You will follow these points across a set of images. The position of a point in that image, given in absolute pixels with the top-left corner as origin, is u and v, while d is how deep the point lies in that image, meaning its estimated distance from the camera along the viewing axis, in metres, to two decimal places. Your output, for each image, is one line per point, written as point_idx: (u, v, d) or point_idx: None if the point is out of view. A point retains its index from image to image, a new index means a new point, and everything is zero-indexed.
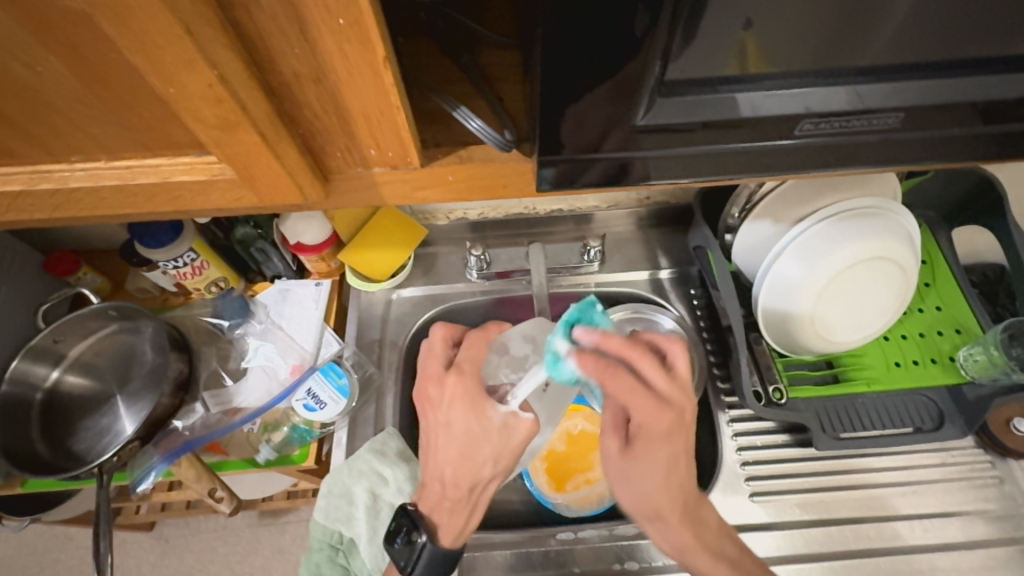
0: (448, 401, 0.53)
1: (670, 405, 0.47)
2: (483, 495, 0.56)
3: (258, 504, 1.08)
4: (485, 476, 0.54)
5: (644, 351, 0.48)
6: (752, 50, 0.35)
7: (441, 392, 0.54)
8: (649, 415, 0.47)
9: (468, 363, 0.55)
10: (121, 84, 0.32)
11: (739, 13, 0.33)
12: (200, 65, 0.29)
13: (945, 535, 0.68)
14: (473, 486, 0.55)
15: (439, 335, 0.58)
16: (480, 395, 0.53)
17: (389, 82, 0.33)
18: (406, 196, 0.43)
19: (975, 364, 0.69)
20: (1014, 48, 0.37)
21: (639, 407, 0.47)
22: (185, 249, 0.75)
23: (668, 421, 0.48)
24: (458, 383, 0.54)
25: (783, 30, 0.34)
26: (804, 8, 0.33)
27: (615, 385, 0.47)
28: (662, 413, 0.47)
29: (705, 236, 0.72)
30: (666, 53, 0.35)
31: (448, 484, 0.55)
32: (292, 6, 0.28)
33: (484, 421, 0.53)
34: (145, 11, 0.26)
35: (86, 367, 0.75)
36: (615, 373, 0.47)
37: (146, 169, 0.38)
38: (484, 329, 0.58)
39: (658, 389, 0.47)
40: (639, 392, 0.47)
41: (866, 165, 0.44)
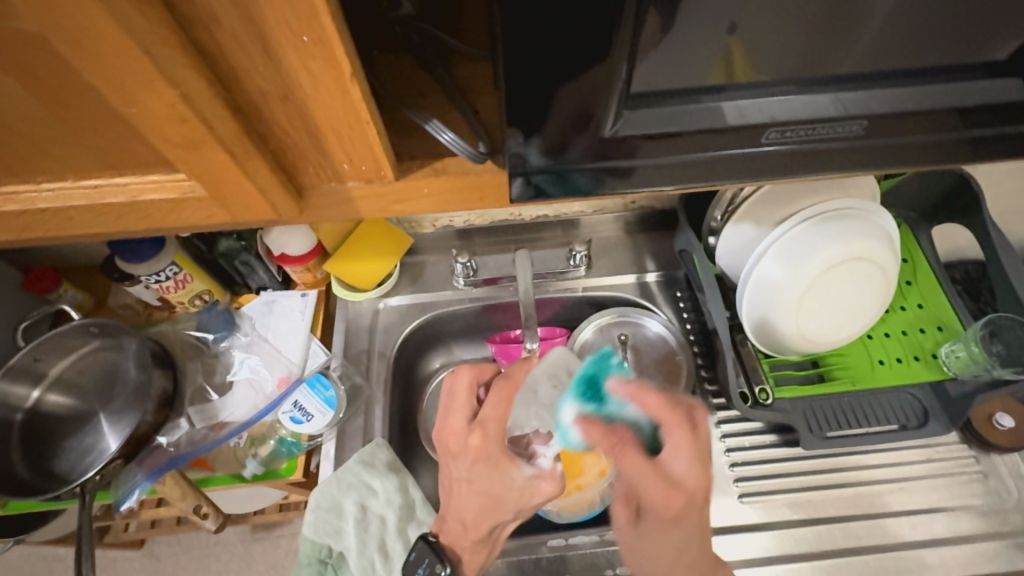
0: (471, 458, 0.56)
1: (682, 489, 0.50)
2: (503, 533, 0.60)
3: (249, 518, 1.06)
4: (506, 517, 0.58)
5: (680, 419, 0.51)
6: (737, 57, 0.36)
7: (463, 447, 0.57)
8: (659, 496, 0.50)
9: (491, 422, 0.56)
10: (84, 105, 0.32)
11: (723, 17, 0.33)
12: (161, 85, 0.28)
13: (933, 531, 0.68)
14: (495, 528, 0.59)
15: (464, 382, 0.58)
16: (500, 452, 0.57)
17: (358, 98, 0.33)
18: (383, 210, 0.43)
19: (956, 360, 0.71)
20: (975, 55, 0.38)
21: (649, 488, 0.51)
22: (167, 263, 0.74)
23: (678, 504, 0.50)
24: (481, 444, 0.56)
25: (761, 34, 0.35)
26: (783, 11, 0.33)
27: (628, 463, 0.52)
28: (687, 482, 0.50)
29: (689, 240, 0.73)
30: (631, 56, 0.34)
31: (468, 527, 0.58)
32: (254, 26, 0.28)
33: (506, 478, 0.57)
34: (102, 33, 0.26)
35: (68, 386, 0.74)
36: (620, 450, 0.52)
37: (114, 189, 0.38)
38: (512, 377, 0.58)
39: (674, 472, 0.51)
40: (653, 472, 0.50)
41: (842, 171, 0.44)
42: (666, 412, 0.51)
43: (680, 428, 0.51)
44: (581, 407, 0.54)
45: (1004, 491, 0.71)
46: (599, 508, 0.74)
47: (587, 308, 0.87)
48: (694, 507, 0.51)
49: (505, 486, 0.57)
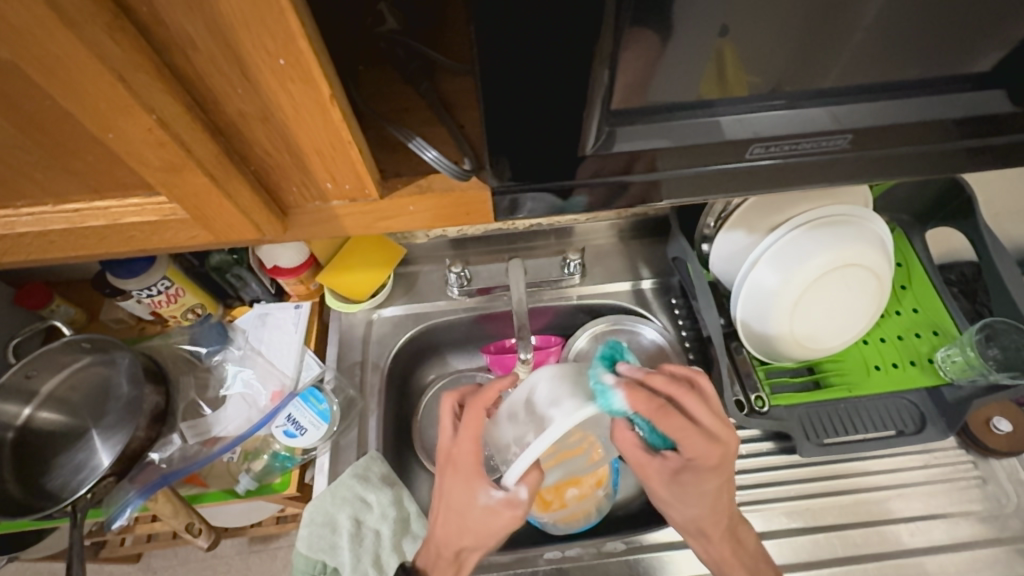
0: (445, 477, 0.57)
1: (717, 440, 0.52)
2: (468, 561, 0.58)
3: (247, 531, 1.05)
4: (466, 544, 0.57)
5: (685, 388, 0.53)
6: (730, 57, 0.35)
7: (442, 467, 0.58)
8: (702, 451, 0.52)
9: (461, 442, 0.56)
10: (61, 130, 0.32)
11: (715, 19, 0.32)
12: (136, 110, 0.28)
13: (933, 538, 0.68)
14: (460, 552, 0.58)
15: (447, 405, 0.60)
16: (471, 473, 0.55)
17: (338, 118, 0.33)
18: (369, 227, 0.43)
19: (953, 365, 0.70)
20: (960, 68, 0.38)
21: (693, 445, 0.51)
22: (158, 278, 0.73)
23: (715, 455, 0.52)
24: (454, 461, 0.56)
25: (752, 39, 0.34)
26: (770, 24, 0.33)
27: (669, 423, 0.51)
28: (712, 448, 0.52)
29: (682, 247, 0.74)
30: (613, 59, 0.33)
31: (439, 543, 0.59)
32: (231, 50, 0.28)
33: (472, 499, 0.55)
34: (73, 60, 0.25)
35: (60, 403, 0.73)
36: (665, 414, 0.50)
37: (95, 213, 0.37)
38: (483, 397, 0.56)
39: (702, 424, 0.52)
40: (692, 428, 0.51)
41: (830, 182, 0.44)
42: (671, 385, 0.53)
43: (688, 394, 0.53)
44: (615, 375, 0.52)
45: (1003, 496, 0.70)
46: (594, 520, 0.73)
47: (582, 316, 0.87)
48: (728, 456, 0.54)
49: (468, 506, 0.55)
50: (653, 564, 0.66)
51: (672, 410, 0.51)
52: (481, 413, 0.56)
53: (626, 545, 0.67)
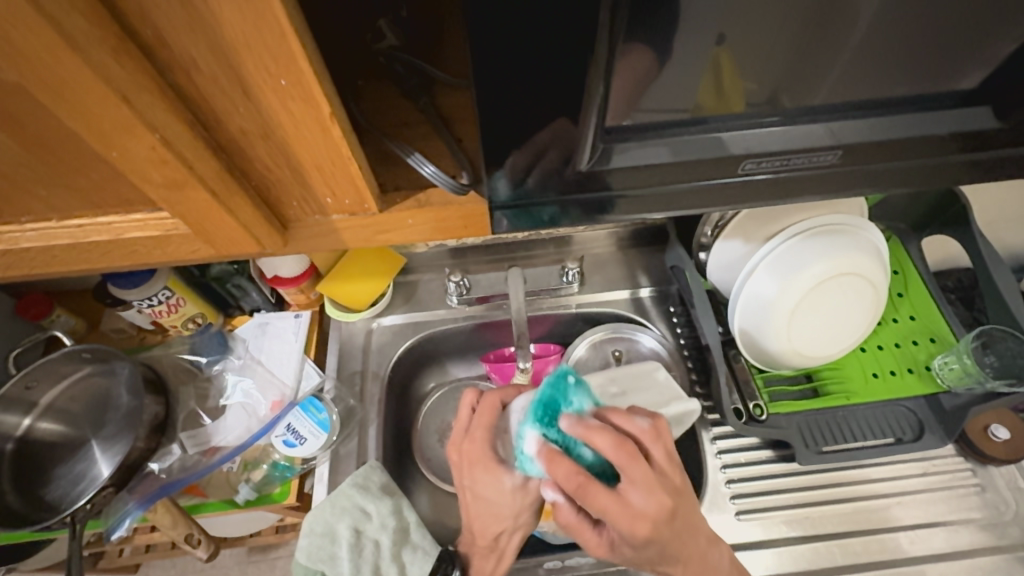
0: (468, 465, 0.58)
1: (643, 518, 0.48)
2: (507, 546, 0.62)
3: (245, 541, 1.05)
4: (506, 527, 0.60)
5: (632, 452, 0.48)
6: (727, 65, 0.35)
7: (461, 457, 0.59)
8: (625, 526, 0.48)
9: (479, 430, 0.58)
10: (66, 149, 0.33)
11: (711, 28, 0.33)
12: (141, 130, 0.29)
13: (933, 546, 0.68)
14: (498, 538, 0.61)
15: (465, 402, 0.62)
16: (488, 459, 0.57)
17: (338, 135, 0.33)
18: (368, 240, 0.43)
19: (950, 372, 0.70)
20: (946, 85, 0.39)
21: (615, 519, 0.48)
22: (159, 288, 0.74)
23: (644, 532, 0.48)
24: (471, 449, 0.58)
25: (749, 49, 0.35)
26: (760, 42, 0.34)
27: (592, 498, 0.48)
28: (638, 523, 0.48)
29: (680, 255, 0.74)
30: (608, 71, 0.34)
31: (476, 536, 0.62)
32: (232, 70, 0.29)
33: (497, 484, 0.57)
34: (79, 83, 0.26)
35: (59, 413, 0.73)
36: (585, 485, 0.48)
37: (98, 227, 0.38)
38: (489, 401, 0.60)
39: (633, 502, 0.48)
40: (614, 506, 0.48)
41: (822, 194, 0.45)
42: (613, 453, 0.48)
43: (625, 457, 0.48)
44: (543, 433, 0.53)
45: (1002, 504, 0.70)
46: None
47: (581, 325, 0.87)
48: (670, 529, 0.49)
49: (499, 492, 0.57)
50: None
51: (595, 486, 0.48)
52: (495, 404, 0.59)
53: None
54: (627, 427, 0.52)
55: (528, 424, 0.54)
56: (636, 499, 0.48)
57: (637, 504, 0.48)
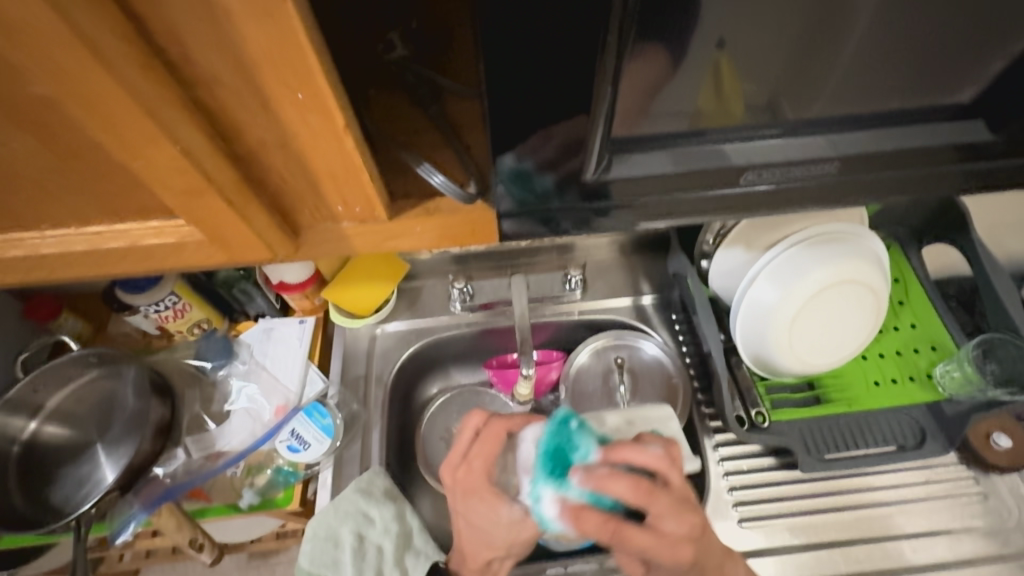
0: (461, 492, 0.58)
1: (682, 542, 0.52)
2: (500, 568, 0.62)
3: (247, 546, 1.05)
4: (500, 554, 0.60)
5: (653, 492, 0.51)
6: (726, 70, 0.36)
7: (455, 481, 0.59)
8: (670, 554, 0.52)
9: (479, 458, 0.58)
10: (88, 158, 0.33)
11: (712, 33, 0.34)
12: (163, 141, 0.30)
13: (936, 554, 0.68)
14: (490, 562, 0.61)
15: (470, 423, 0.60)
16: (486, 489, 0.58)
17: (351, 146, 0.34)
18: (377, 247, 0.44)
19: (952, 380, 0.71)
20: (939, 98, 0.40)
21: (658, 552, 0.52)
22: (166, 292, 0.75)
23: (687, 554, 0.52)
24: (468, 476, 0.58)
25: (748, 55, 0.36)
26: (757, 47, 0.35)
27: (627, 541, 0.52)
28: (683, 548, 0.52)
29: (682, 263, 0.75)
30: (616, 77, 0.34)
31: (467, 557, 0.61)
32: (254, 84, 0.30)
33: (493, 514, 0.57)
34: (107, 97, 0.27)
35: (65, 416, 0.74)
36: (616, 528, 0.52)
37: (115, 234, 0.39)
38: (496, 424, 0.60)
39: (667, 533, 0.51)
40: (652, 543, 0.51)
41: (821, 205, 0.46)
42: (634, 495, 0.51)
43: (653, 494, 0.51)
44: (557, 488, 0.55)
45: (1005, 512, 0.70)
46: None
47: (583, 331, 0.88)
48: (701, 548, 0.53)
49: (493, 523, 0.58)
50: None
51: (628, 529, 0.52)
52: (501, 433, 0.59)
53: None
54: (639, 460, 0.54)
55: (542, 483, 0.56)
56: (669, 531, 0.51)
57: (670, 534, 0.51)
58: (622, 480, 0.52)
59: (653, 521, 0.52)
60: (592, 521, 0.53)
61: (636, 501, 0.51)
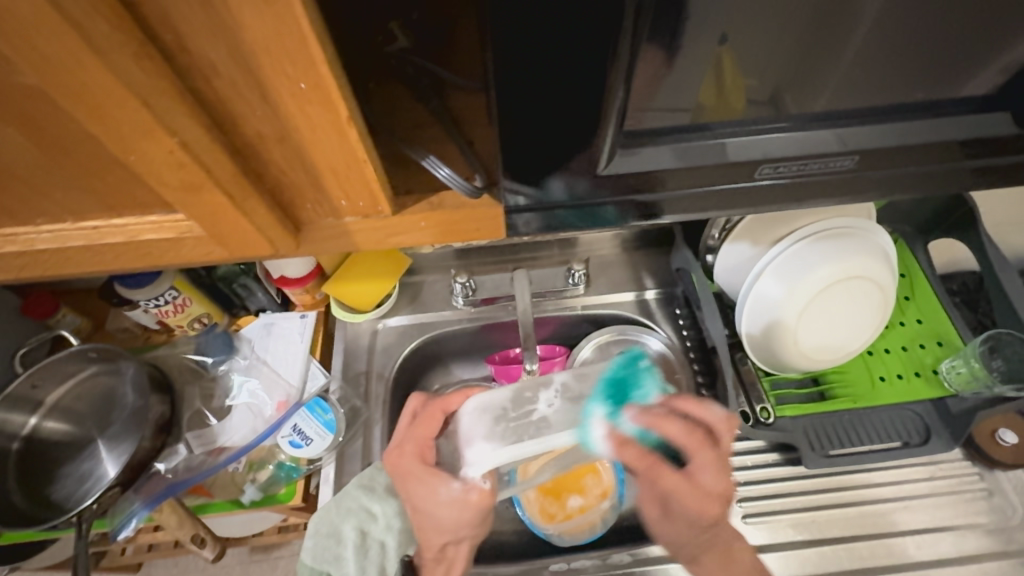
0: (401, 477, 0.57)
1: (714, 497, 0.54)
2: (455, 555, 0.60)
3: (249, 540, 1.05)
4: (449, 537, 0.57)
5: (709, 444, 0.53)
6: (728, 66, 0.36)
7: (395, 466, 0.58)
8: (695, 504, 0.54)
9: (410, 441, 0.57)
10: (83, 152, 0.33)
11: (715, 29, 0.33)
12: (159, 134, 0.29)
13: (940, 550, 0.68)
14: (444, 547, 0.59)
15: (409, 407, 0.62)
16: (421, 470, 0.55)
17: (353, 138, 0.33)
18: (380, 242, 0.43)
19: (958, 376, 0.70)
20: (952, 90, 0.39)
21: (685, 499, 0.54)
22: (166, 287, 0.74)
23: (713, 509, 0.55)
24: (404, 459, 0.56)
25: (757, 50, 0.35)
26: (770, 38, 0.34)
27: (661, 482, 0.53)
28: (709, 502, 0.54)
29: (686, 258, 0.74)
30: (628, 78, 0.34)
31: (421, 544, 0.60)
32: (253, 73, 0.29)
33: (434, 494, 0.54)
34: (101, 87, 0.26)
35: (65, 412, 0.73)
36: (655, 467, 0.53)
37: (113, 230, 0.38)
38: (435, 404, 0.58)
39: (703, 485, 0.54)
40: (687, 487, 0.53)
41: (832, 199, 0.45)
42: (688, 438, 0.53)
43: (706, 448, 0.53)
44: (611, 414, 0.51)
45: (1009, 509, 0.70)
46: (599, 531, 0.73)
47: (586, 326, 0.87)
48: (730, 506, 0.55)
49: (436, 504, 0.55)
50: None
51: (664, 469, 0.53)
52: (438, 414, 0.58)
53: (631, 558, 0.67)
54: (699, 413, 0.54)
55: (597, 405, 0.51)
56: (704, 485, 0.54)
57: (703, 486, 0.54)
58: (676, 423, 0.53)
59: (692, 471, 0.53)
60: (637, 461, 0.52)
61: (689, 445, 0.53)
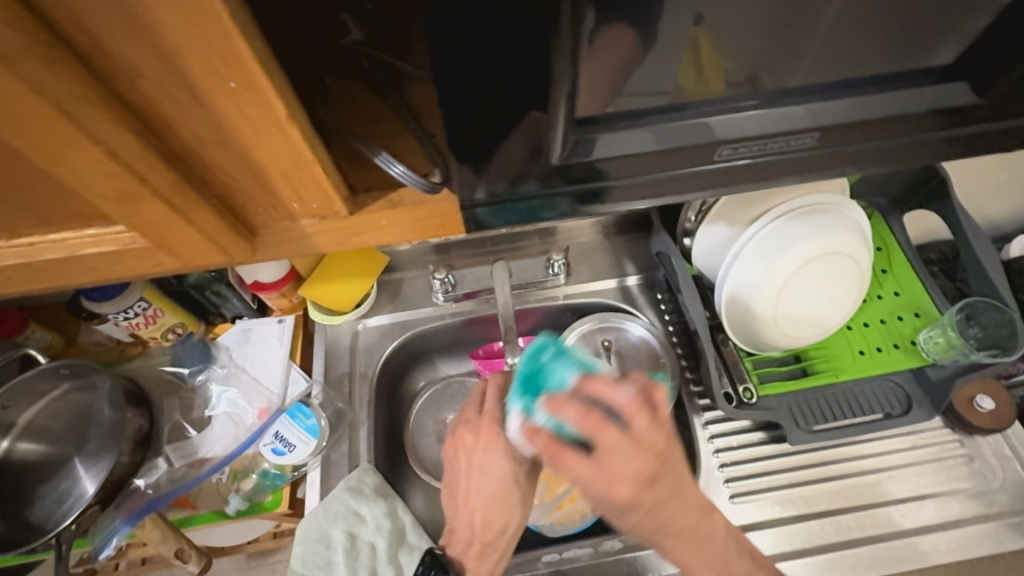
0: (483, 448, 0.60)
1: (625, 479, 0.49)
2: (513, 535, 0.61)
3: (242, 548, 1.03)
4: (515, 516, 0.60)
5: (599, 423, 0.49)
6: (705, 44, 0.35)
7: (475, 440, 0.60)
8: (603, 487, 0.50)
9: (496, 412, 0.60)
10: (7, 164, 0.31)
11: (684, 5, 0.32)
12: (82, 142, 0.27)
13: (924, 518, 0.69)
14: (506, 526, 0.60)
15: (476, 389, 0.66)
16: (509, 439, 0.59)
17: (297, 138, 0.32)
18: (342, 243, 0.42)
19: (935, 346, 0.71)
20: (916, 62, 0.39)
21: (592, 483, 0.50)
22: (135, 299, 0.72)
23: (624, 492, 0.50)
24: (491, 432, 0.59)
25: (726, 28, 0.34)
26: (743, 12, 0.33)
27: (567, 463, 0.50)
28: (616, 487, 0.49)
29: (665, 242, 0.74)
30: (577, 54, 0.32)
31: (478, 530, 0.60)
32: (179, 74, 0.28)
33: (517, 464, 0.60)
34: (10, 96, 0.25)
35: (39, 432, 0.71)
36: (557, 450, 0.50)
37: (51, 245, 0.36)
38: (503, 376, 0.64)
39: (607, 466, 0.49)
40: (589, 471, 0.49)
41: (802, 176, 0.45)
42: (584, 422, 0.49)
43: (603, 427, 0.49)
44: (528, 403, 0.55)
45: (989, 473, 0.71)
46: (592, 519, 0.73)
47: (569, 315, 0.86)
48: (642, 496, 0.50)
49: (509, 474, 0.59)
50: (649, 561, 0.66)
51: (568, 450, 0.50)
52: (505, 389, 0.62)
53: (623, 544, 0.67)
54: (613, 395, 0.51)
55: (514, 400, 0.56)
56: None
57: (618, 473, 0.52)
58: (572, 405, 0.50)
59: (597, 452, 0.49)
60: (567, 466, 0.50)
61: (583, 430, 0.49)
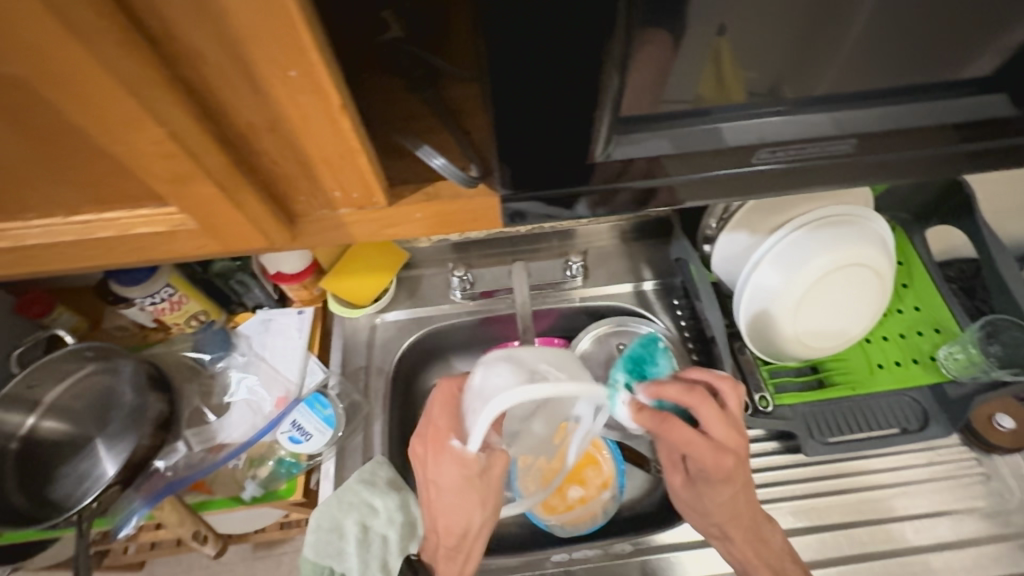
0: (432, 460, 0.56)
1: (727, 449, 0.55)
2: (477, 538, 0.61)
3: (250, 536, 1.03)
4: (475, 522, 0.59)
5: (702, 398, 0.54)
6: (724, 57, 0.35)
7: (424, 451, 0.57)
8: (710, 459, 0.55)
9: (440, 421, 0.56)
10: (69, 144, 0.32)
11: (711, 18, 0.33)
12: (149, 124, 0.29)
13: (938, 535, 0.68)
14: (466, 531, 0.60)
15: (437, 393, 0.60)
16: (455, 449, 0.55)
17: (346, 127, 0.33)
18: (376, 234, 0.43)
19: (955, 362, 0.70)
20: (949, 74, 0.39)
21: (699, 454, 0.55)
22: (162, 285, 0.73)
23: (728, 463, 0.55)
24: (436, 443, 0.56)
25: (754, 41, 0.34)
26: (772, 22, 0.33)
27: (676, 435, 0.54)
28: (723, 458, 0.55)
29: (686, 248, 0.74)
30: (624, 66, 0.34)
31: (442, 535, 0.61)
32: (243, 62, 0.29)
33: (471, 473, 0.56)
34: (87, 76, 0.26)
35: (63, 412, 0.73)
36: (669, 427, 0.54)
37: (104, 224, 0.38)
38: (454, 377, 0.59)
39: (712, 436, 0.55)
40: (697, 443, 0.54)
41: (832, 184, 0.45)
42: (688, 397, 0.54)
43: (706, 404, 0.54)
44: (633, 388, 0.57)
45: (1007, 493, 0.70)
46: (602, 521, 0.74)
47: (585, 318, 0.87)
48: (741, 465, 0.56)
49: (465, 482, 0.56)
50: (659, 566, 0.66)
51: (678, 423, 0.54)
52: (455, 392, 0.58)
53: (633, 547, 0.67)
54: (672, 394, 0.55)
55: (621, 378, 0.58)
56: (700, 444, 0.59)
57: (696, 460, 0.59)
58: (671, 385, 0.56)
59: (704, 423, 0.54)
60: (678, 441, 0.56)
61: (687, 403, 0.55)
